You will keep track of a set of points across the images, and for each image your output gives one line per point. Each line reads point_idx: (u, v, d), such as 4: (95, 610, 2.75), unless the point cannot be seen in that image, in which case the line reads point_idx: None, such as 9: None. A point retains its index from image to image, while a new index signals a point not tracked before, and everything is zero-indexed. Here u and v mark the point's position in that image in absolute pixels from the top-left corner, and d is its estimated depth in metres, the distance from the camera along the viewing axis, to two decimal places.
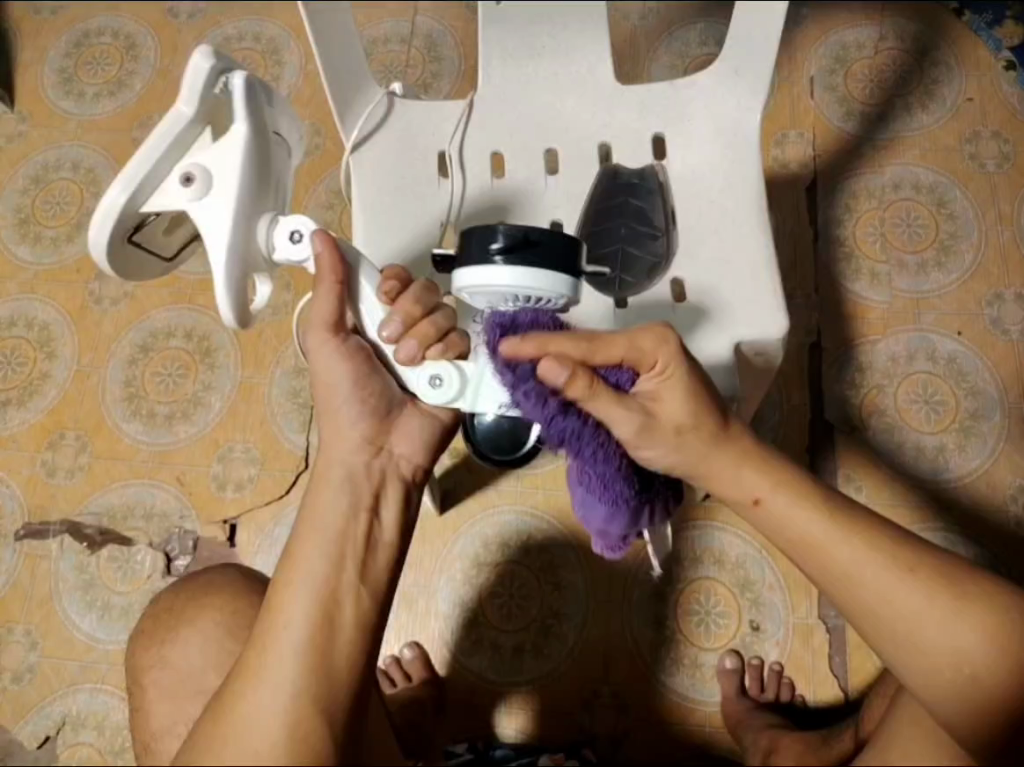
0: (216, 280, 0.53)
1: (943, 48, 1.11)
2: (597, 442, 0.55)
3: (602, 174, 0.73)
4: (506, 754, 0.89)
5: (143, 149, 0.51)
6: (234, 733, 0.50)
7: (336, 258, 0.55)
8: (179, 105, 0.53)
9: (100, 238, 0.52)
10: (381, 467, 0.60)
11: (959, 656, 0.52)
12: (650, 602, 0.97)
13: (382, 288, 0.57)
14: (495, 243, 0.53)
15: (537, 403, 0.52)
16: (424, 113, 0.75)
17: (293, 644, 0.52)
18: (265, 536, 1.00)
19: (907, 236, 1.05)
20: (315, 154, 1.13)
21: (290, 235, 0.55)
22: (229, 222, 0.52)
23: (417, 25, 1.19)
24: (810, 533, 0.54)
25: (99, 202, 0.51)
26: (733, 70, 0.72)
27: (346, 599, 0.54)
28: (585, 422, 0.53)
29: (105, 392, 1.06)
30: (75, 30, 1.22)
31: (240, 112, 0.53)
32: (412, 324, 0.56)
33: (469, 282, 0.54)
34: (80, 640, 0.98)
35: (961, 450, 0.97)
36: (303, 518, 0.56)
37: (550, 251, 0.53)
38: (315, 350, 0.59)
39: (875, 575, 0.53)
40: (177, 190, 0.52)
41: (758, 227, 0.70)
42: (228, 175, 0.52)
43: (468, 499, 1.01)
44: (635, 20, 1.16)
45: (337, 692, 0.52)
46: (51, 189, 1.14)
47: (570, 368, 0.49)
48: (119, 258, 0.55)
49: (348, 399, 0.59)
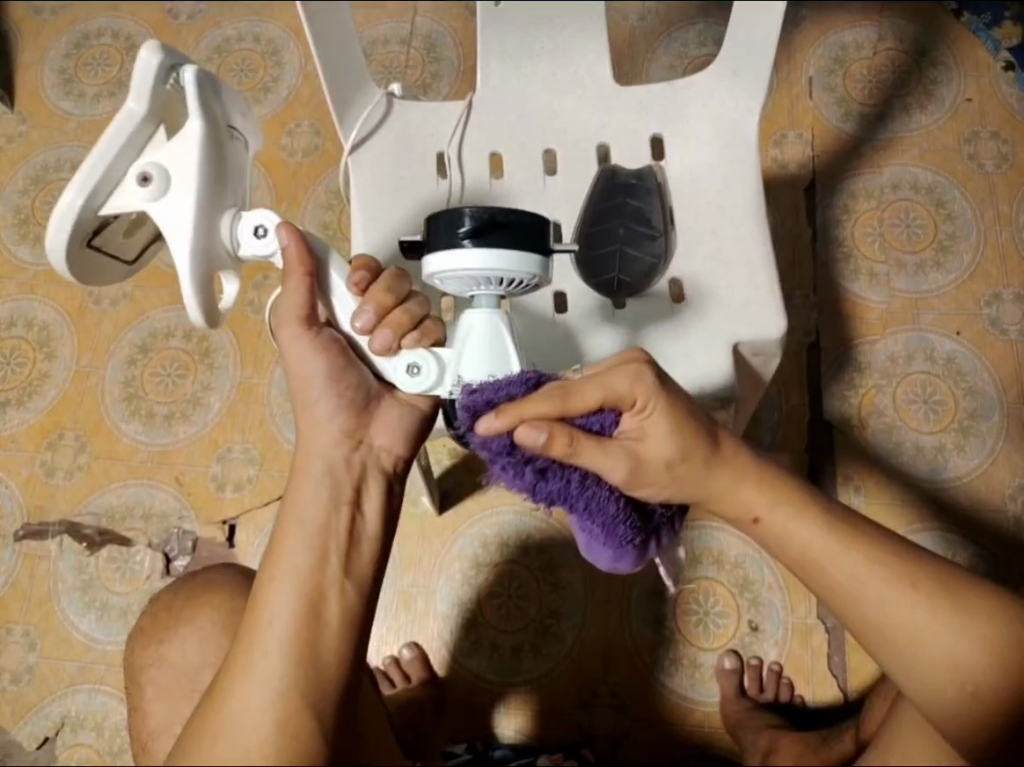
0: (181, 278, 0.53)
1: (942, 48, 1.11)
2: (587, 495, 0.53)
3: (601, 174, 0.73)
4: (506, 755, 0.90)
5: (95, 152, 0.51)
6: (222, 727, 0.50)
7: (304, 249, 0.56)
8: (129, 104, 0.52)
9: (58, 243, 0.52)
10: (360, 461, 0.60)
11: (956, 661, 0.52)
12: (647, 601, 0.97)
13: (353, 280, 0.58)
14: (463, 228, 0.53)
15: (518, 475, 0.51)
16: (423, 114, 0.75)
17: (280, 638, 0.52)
18: (264, 536, 1.01)
19: (906, 235, 1.05)
20: (315, 154, 1.13)
21: (254, 231, 0.55)
22: (189, 220, 0.52)
23: (416, 25, 1.19)
24: (809, 545, 0.54)
25: (56, 206, 0.52)
26: (732, 71, 0.72)
27: (330, 594, 0.55)
28: (569, 479, 0.52)
29: (104, 392, 1.06)
30: (75, 30, 1.22)
31: (192, 108, 0.52)
32: (386, 312, 0.57)
33: (438, 267, 0.54)
34: (79, 640, 0.98)
35: (960, 449, 0.97)
36: (285, 513, 0.56)
37: (518, 231, 0.53)
38: (287, 346, 0.58)
39: (874, 574, 0.53)
40: (134, 190, 0.52)
41: (757, 227, 0.70)
42: (184, 174, 0.52)
43: (468, 499, 1.01)
44: (635, 21, 1.16)
45: (325, 687, 0.52)
46: (51, 189, 1.14)
47: (547, 429, 0.48)
48: (80, 262, 0.55)
49: (324, 394, 0.59)
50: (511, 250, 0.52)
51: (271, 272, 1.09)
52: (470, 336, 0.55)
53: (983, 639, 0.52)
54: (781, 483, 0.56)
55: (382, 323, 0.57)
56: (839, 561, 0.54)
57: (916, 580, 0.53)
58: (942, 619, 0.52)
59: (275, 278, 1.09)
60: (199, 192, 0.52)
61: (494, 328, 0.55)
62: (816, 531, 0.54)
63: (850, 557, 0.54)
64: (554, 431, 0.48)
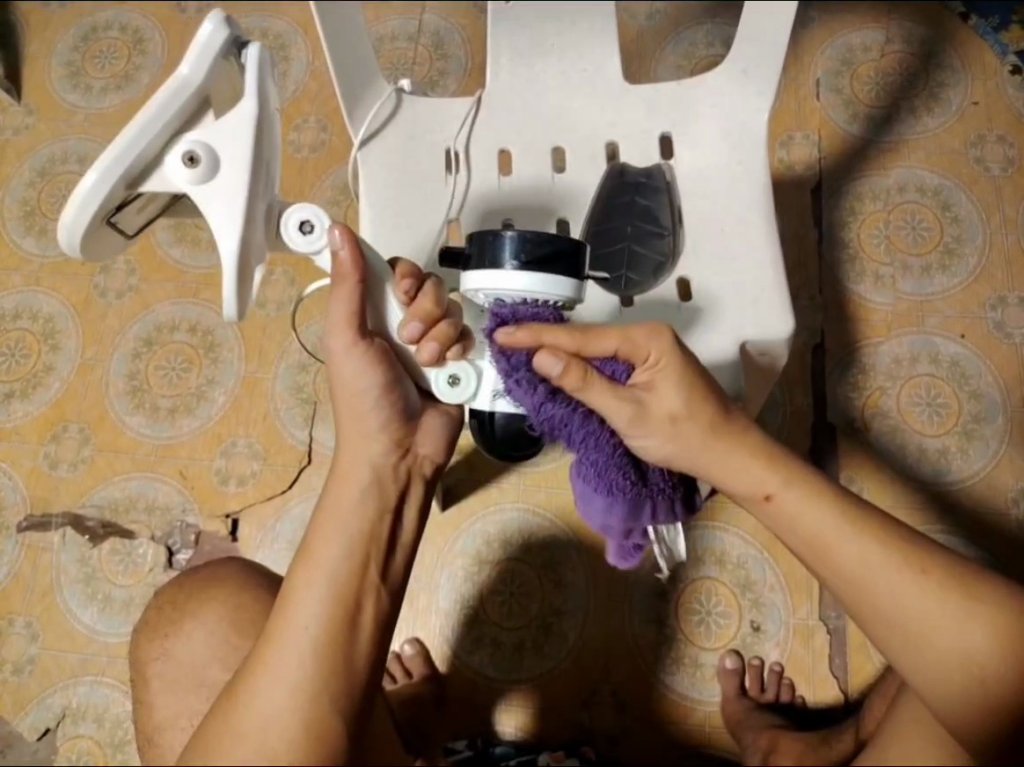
0: (224, 268, 0.50)
1: (949, 51, 1.11)
2: (587, 429, 0.57)
3: (610, 172, 0.73)
4: (506, 753, 0.92)
5: (144, 115, 0.48)
6: (247, 726, 0.50)
7: (357, 254, 0.54)
8: (182, 69, 0.49)
9: (84, 214, 0.48)
10: (404, 469, 0.61)
11: (964, 652, 0.51)
12: (650, 600, 0.97)
13: (401, 290, 0.58)
14: (521, 254, 0.56)
15: (531, 390, 0.55)
16: (433, 111, 0.75)
17: (312, 641, 0.52)
18: (266, 532, 1.01)
19: (911, 239, 1.05)
20: (320, 149, 1.14)
21: (300, 225, 0.55)
22: (239, 209, 0.50)
23: (423, 22, 1.19)
24: (816, 535, 0.55)
25: (89, 169, 0.48)
26: (742, 71, 0.72)
27: (367, 599, 0.55)
28: (573, 411, 0.56)
29: (109, 385, 1.06)
30: (83, 22, 1.22)
31: (251, 89, 0.51)
32: (432, 323, 0.57)
33: (480, 282, 0.58)
34: (79, 632, 0.98)
35: (963, 452, 0.97)
36: (325, 515, 0.57)
37: (562, 260, 0.57)
38: (340, 357, 0.57)
39: (878, 558, 0.53)
40: (179, 170, 0.49)
41: (766, 228, 0.70)
42: (238, 157, 0.50)
43: (469, 498, 1.01)
44: (643, 20, 1.16)
45: (354, 691, 0.53)
46: (57, 181, 1.14)
47: (564, 359, 0.52)
48: (92, 233, 0.51)
49: (380, 402, 0.58)
50: (552, 278, 0.56)
51: (275, 267, 1.09)
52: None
53: (991, 635, 0.51)
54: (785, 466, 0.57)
55: (429, 335, 0.57)
56: (841, 554, 0.54)
57: (928, 567, 0.53)
58: (951, 609, 0.52)
59: (280, 273, 1.09)
60: (252, 178, 0.50)
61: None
62: (832, 515, 0.55)
63: (860, 538, 0.54)
64: (570, 361, 0.52)
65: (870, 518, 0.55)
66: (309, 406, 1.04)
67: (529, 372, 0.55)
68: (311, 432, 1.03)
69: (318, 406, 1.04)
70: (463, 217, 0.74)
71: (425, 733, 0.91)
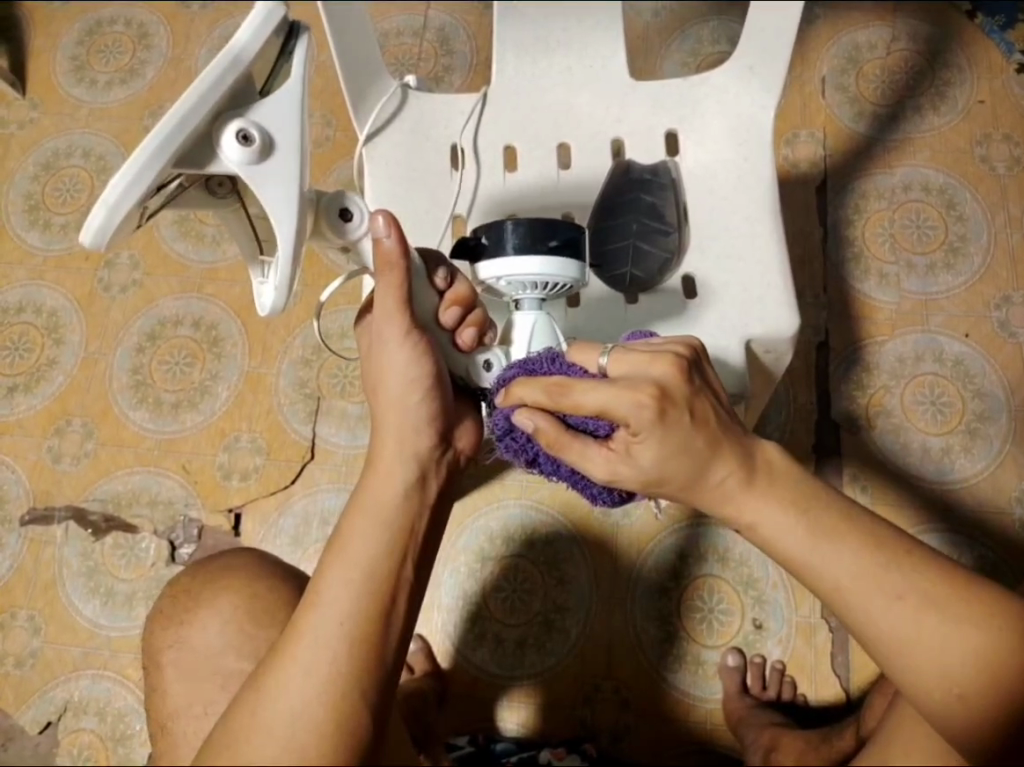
0: (282, 249, 0.51)
1: (955, 50, 1.11)
2: (581, 480, 0.61)
3: (614, 170, 0.74)
4: (507, 748, 0.91)
5: (200, 87, 0.46)
6: (265, 717, 0.50)
7: (401, 241, 0.55)
8: (234, 43, 0.47)
9: (129, 197, 0.45)
10: (445, 464, 0.62)
11: (949, 688, 0.48)
12: (652, 597, 0.97)
13: (436, 278, 0.61)
14: (553, 240, 0.59)
15: (518, 450, 0.61)
16: (438, 105, 0.76)
17: (345, 632, 0.51)
18: (269, 526, 1.01)
19: (916, 237, 1.05)
20: (325, 145, 1.14)
21: (343, 214, 0.57)
22: (296, 192, 0.51)
23: (429, 18, 1.19)
24: (788, 550, 0.52)
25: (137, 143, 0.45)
26: (747, 68, 0.72)
27: (401, 597, 0.55)
28: (560, 466, 0.61)
29: (112, 380, 1.06)
30: (89, 17, 1.22)
31: (298, 77, 0.52)
32: (468, 311, 0.62)
33: (502, 269, 0.59)
34: (83, 626, 0.98)
35: (967, 451, 0.97)
36: (365, 504, 0.57)
37: (568, 243, 0.59)
38: (393, 345, 0.58)
39: (857, 589, 0.50)
40: (237, 151, 0.49)
41: (771, 225, 0.70)
42: (290, 140, 0.51)
43: (473, 494, 1.01)
44: (648, 17, 1.16)
45: (384, 685, 0.53)
46: (61, 176, 1.14)
47: (533, 426, 0.55)
48: (127, 223, 0.47)
49: (428, 395, 0.60)
50: (560, 258, 0.59)
51: None
52: (533, 333, 0.62)
53: (981, 642, 0.48)
54: (773, 475, 0.53)
55: (465, 321, 0.62)
56: (817, 554, 0.51)
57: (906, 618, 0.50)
58: (951, 623, 0.49)
59: None
60: (301, 161, 0.51)
61: (545, 322, 0.62)
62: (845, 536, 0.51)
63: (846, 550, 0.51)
64: (538, 427, 0.55)
65: (865, 539, 0.52)
66: (313, 402, 1.04)
67: (513, 432, 0.60)
68: (314, 428, 1.03)
69: (321, 402, 1.04)
70: (467, 212, 0.74)
71: (425, 723, 0.86)
